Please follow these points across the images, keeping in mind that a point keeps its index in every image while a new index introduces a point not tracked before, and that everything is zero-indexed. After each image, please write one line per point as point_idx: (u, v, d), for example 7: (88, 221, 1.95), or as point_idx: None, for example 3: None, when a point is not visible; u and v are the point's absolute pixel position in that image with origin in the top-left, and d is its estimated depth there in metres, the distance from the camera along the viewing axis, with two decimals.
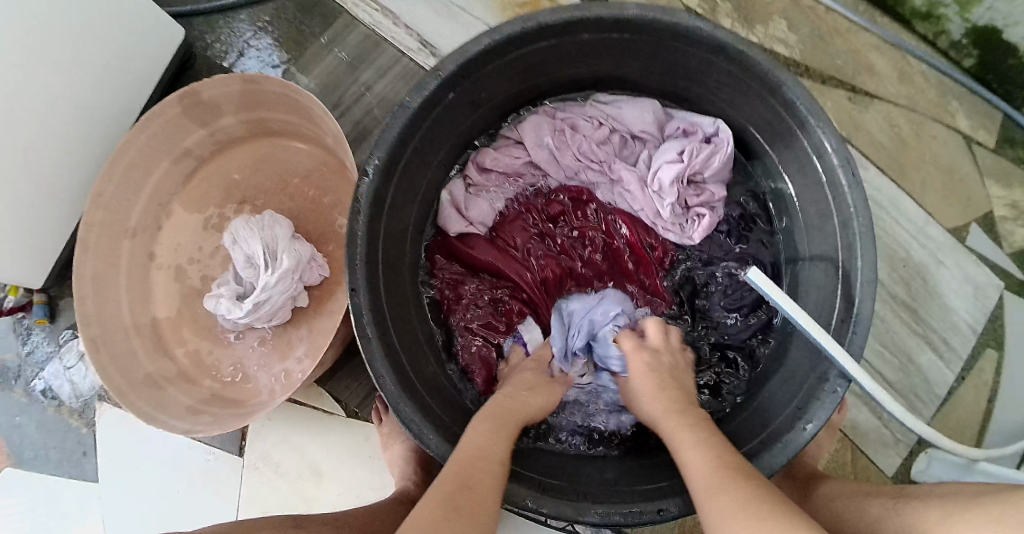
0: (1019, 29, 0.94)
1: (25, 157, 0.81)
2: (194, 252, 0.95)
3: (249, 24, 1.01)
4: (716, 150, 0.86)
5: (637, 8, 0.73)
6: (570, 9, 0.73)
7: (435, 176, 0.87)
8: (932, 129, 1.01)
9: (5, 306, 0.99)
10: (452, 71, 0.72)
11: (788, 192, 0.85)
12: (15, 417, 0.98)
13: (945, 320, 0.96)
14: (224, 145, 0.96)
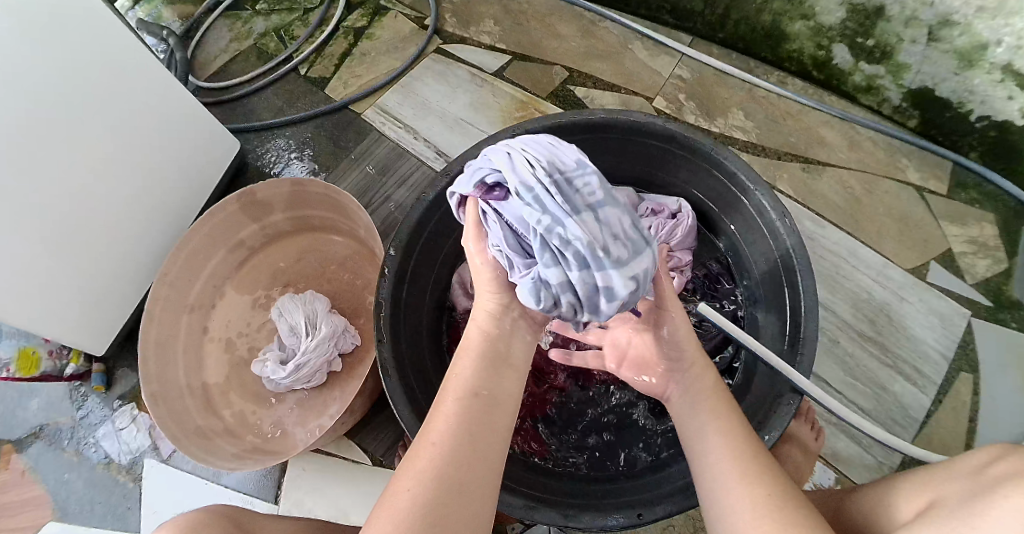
0: (948, 85, 1.07)
1: (107, 239, 1.02)
2: (243, 327, 1.11)
3: (293, 140, 1.24)
4: (679, 224, 0.98)
5: (603, 114, 0.91)
6: (553, 118, 0.91)
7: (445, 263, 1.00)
8: (885, 185, 1.14)
9: (66, 374, 1.17)
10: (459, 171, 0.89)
11: (742, 252, 0.97)
12: (65, 474, 1.12)
13: (915, 349, 1.04)
14: (273, 238, 1.14)
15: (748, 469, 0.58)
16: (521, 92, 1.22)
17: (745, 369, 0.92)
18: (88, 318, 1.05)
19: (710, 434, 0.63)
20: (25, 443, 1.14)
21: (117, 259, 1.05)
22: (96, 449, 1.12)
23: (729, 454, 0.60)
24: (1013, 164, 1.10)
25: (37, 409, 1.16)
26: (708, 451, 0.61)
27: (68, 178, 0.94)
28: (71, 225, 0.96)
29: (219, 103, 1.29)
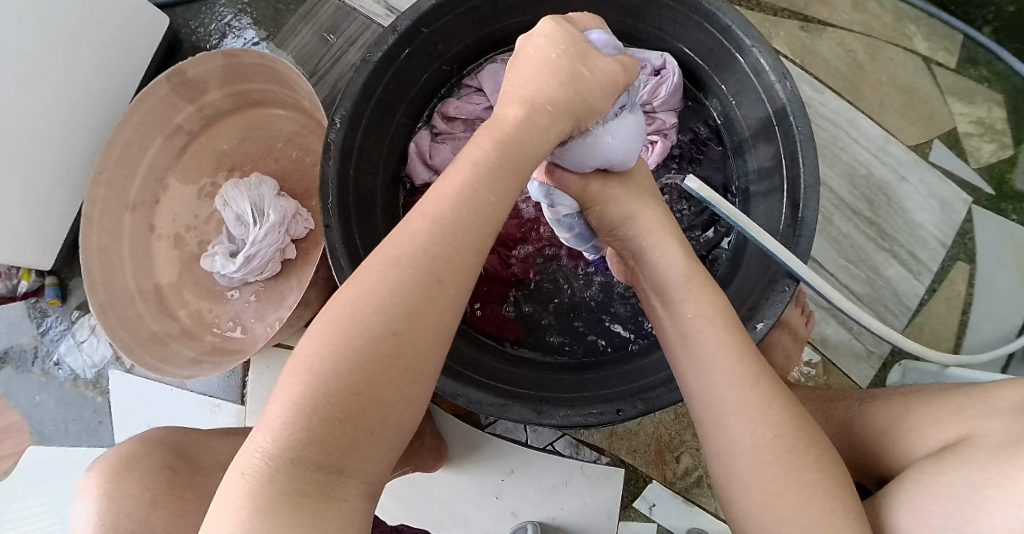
0: None
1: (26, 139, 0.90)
2: (191, 219, 1.02)
3: (228, 9, 1.08)
4: (664, 81, 0.87)
5: None
6: None
7: (399, 131, 0.88)
8: (889, 53, 1.03)
9: (18, 293, 1.08)
10: (408, 27, 0.77)
11: (736, 114, 0.87)
12: (36, 396, 1.08)
13: (911, 233, 0.98)
14: (212, 121, 1.02)
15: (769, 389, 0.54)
16: None
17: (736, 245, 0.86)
18: (25, 228, 0.96)
19: (714, 343, 0.57)
20: None
21: (46, 160, 0.94)
22: (64, 367, 1.08)
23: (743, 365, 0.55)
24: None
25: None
26: (713, 361, 0.56)
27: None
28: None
29: None
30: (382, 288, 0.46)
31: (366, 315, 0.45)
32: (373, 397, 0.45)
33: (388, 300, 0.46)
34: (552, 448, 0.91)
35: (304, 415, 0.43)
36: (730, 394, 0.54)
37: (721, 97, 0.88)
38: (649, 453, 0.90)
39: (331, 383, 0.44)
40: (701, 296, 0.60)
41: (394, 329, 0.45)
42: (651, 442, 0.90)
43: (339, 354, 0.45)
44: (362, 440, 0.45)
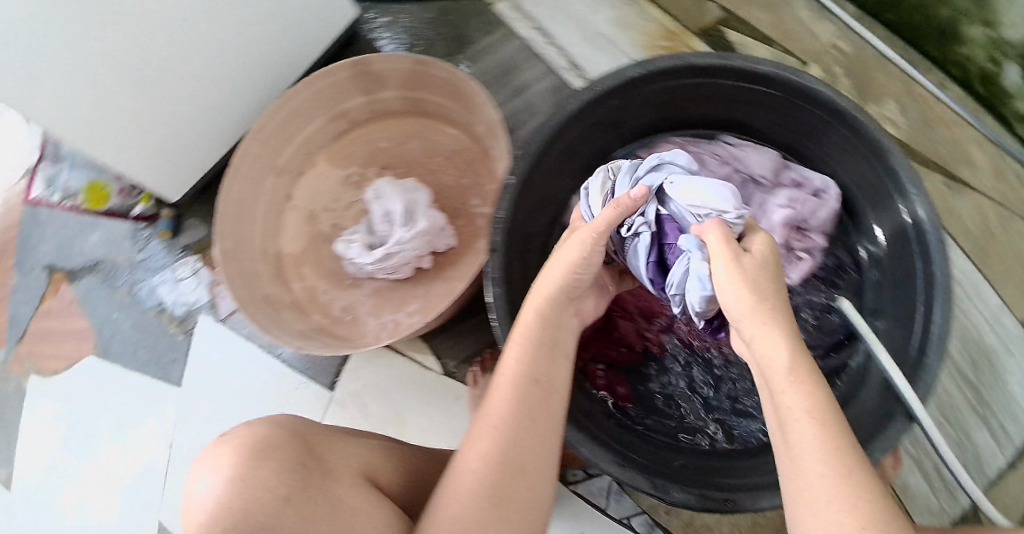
0: None
1: (195, 80, 0.92)
2: (330, 201, 1.04)
3: (417, 18, 1.13)
4: (823, 203, 0.90)
5: (770, 66, 0.81)
6: (719, 56, 0.81)
7: (569, 182, 0.92)
8: (1019, 226, 1.05)
9: (132, 215, 1.11)
10: (608, 88, 0.81)
11: (880, 252, 0.89)
12: (114, 313, 1.09)
13: (1007, 407, 1.00)
14: (376, 116, 1.05)
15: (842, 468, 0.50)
16: (671, 21, 1.11)
17: (856, 372, 0.87)
18: (162, 160, 0.97)
19: (808, 438, 0.52)
20: (79, 273, 1.10)
21: (209, 104, 0.97)
22: (150, 294, 1.08)
23: (824, 450, 0.51)
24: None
25: (95, 243, 1.10)
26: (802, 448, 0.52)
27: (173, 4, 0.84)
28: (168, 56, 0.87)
29: None
30: (514, 397, 0.67)
31: (491, 450, 0.65)
32: (516, 472, 0.65)
33: (518, 403, 0.66)
34: (627, 523, 0.90)
35: (472, 504, 0.64)
36: (820, 486, 0.50)
37: (869, 233, 0.91)
38: None
39: (480, 485, 0.64)
40: (802, 390, 0.53)
41: (509, 454, 0.65)
42: None
43: (495, 447, 0.65)
44: (518, 496, 0.65)
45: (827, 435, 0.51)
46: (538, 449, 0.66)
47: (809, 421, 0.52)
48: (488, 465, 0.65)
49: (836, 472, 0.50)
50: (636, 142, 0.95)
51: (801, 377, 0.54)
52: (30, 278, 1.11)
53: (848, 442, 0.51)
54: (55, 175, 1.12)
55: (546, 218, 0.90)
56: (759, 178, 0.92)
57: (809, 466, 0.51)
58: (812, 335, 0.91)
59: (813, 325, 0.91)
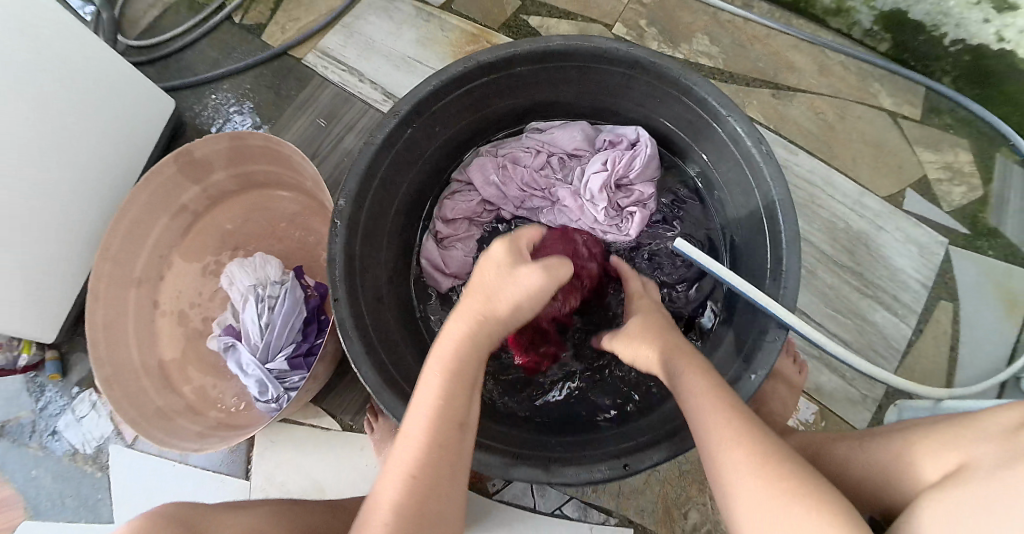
0: (920, 6, 1.01)
1: (38, 216, 0.90)
2: (194, 297, 1.05)
3: (231, 93, 1.15)
4: (637, 153, 0.94)
5: (561, 39, 0.84)
6: (506, 46, 0.84)
7: (402, 206, 0.94)
8: (856, 110, 1.08)
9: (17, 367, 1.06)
10: (408, 110, 0.82)
11: (713, 175, 0.93)
12: (32, 470, 1.06)
13: (893, 278, 0.98)
14: (217, 200, 1.09)
15: (783, 485, 0.54)
16: (471, 25, 1.16)
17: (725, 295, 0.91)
18: (31, 305, 0.94)
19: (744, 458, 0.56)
20: None
21: (69, 240, 0.96)
22: (61, 441, 1.06)
23: (755, 460, 0.56)
24: (985, 88, 1.05)
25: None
26: (728, 460, 0.57)
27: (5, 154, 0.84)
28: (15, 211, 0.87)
29: (150, 61, 1.17)
30: (435, 423, 0.59)
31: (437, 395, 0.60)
32: (428, 518, 0.56)
33: (436, 426, 0.58)
34: (560, 513, 0.90)
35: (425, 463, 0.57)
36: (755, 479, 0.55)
37: (695, 159, 0.94)
38: (657, 512, 0.89)
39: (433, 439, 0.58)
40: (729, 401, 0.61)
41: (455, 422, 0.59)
42: (657, 501, 0.90)
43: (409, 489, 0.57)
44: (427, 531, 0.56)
45: (759, 448, 0.57)
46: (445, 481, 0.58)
47: (735, 435, 0.58)
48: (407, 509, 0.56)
49: (790, 492, 0.54)
50: (455, 156, 1.00)
51: (724, 400, 0.61)
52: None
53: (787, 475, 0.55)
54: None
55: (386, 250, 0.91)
56: (572, 151, 0.99)
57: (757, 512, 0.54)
58: (670, 273, 0.95)
59: (668, 265, 0.96)
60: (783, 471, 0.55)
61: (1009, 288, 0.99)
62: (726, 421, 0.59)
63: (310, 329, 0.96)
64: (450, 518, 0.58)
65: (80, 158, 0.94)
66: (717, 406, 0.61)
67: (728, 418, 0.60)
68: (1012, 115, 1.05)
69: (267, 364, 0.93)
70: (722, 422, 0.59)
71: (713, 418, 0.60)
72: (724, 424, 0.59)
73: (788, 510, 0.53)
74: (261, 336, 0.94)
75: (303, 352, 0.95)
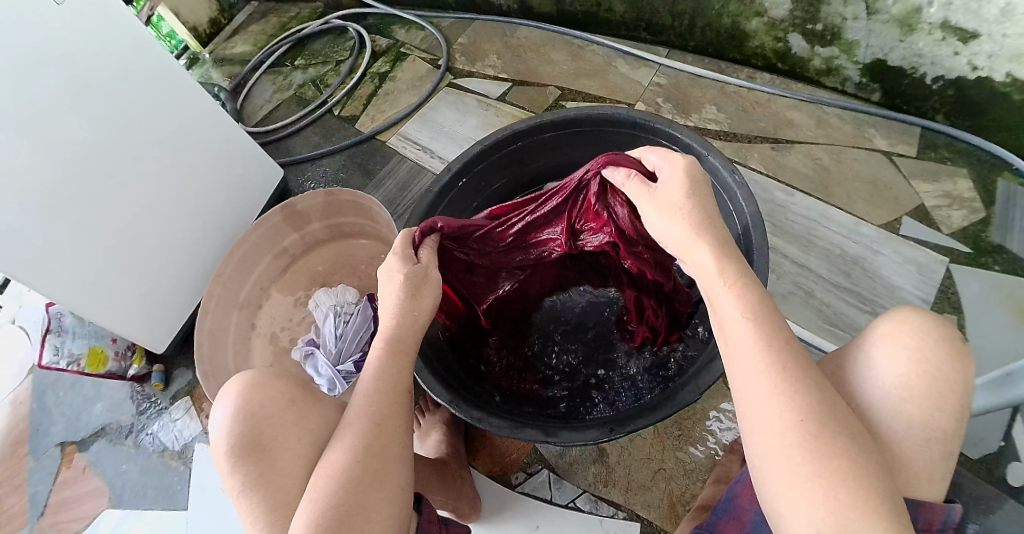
0: (896, 54, 1.15)
1: (169, 245, 1.19)
2: (285, 321, 1.30)
3: (328, 168, 1.46)
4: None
5: (574, 110, 1.12)
6: (533, 118, 1.14)
7: None
8: (852, 153, 1.21)
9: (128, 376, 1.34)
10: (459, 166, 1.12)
11: None
12: (122, 465, 1.27)
13: (892, 296, 1.05)
14: (311, 246, 1.35)
15: (827, 466, 0.54)
16: (521, 111, 1.42)
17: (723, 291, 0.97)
18: (150, 315, 1.20)
19: (803, 453, 0.54)
20: (88, 441, 1.31)
21: (192, 268, 1.25)
22: (153, 440, 1.29)
23: (803, 435, 0.55)
24: (976, 118, 1.15)
25: (100, 411, 1.34)
26: (773, 428, 0.56)
27: (156, 201, 1.14)
28: (154, 241, 1.16)
29: (266, 143, 1.51)
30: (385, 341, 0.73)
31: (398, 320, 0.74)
32: (388, 402, 0.71)
33: (388, 340, 0.73)
34: (573, 505, 0.99)
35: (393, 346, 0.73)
36: (802, 466, 0.54)
37: None
38: (662, 507, 0.96)
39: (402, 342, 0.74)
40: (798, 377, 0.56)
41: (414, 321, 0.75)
42: (664, 496, 0.97)
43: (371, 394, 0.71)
44: (385, 428, 0.69)
45: (812, 420, 0.55)
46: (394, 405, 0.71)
47: (795, 402, 0.56)
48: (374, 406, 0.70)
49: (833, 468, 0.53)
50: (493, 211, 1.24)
51: (781, 358, 0.57)
52: (45, 457, 1.30)
53: (845, 472, 0.53)
54: (60, 343, 1.29)
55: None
56: None
57: (802, 498, 0.54)
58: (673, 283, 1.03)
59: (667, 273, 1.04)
60: (835, 454, 0.54)
61: (1017, 300, 1.02)
62: (781, 385, 0.56)
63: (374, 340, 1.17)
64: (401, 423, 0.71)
65: (207, 205, 1.24)
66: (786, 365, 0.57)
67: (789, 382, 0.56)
68: (1007, 139, 1.13)
69: (337, 366, 1.12)
70: (779, 385, 0.56)
71: (769, 379, 0.56)
72: (780, 388, 0.56)
73: (834, 496, 0.53)
74: (335, 344, 1.14)
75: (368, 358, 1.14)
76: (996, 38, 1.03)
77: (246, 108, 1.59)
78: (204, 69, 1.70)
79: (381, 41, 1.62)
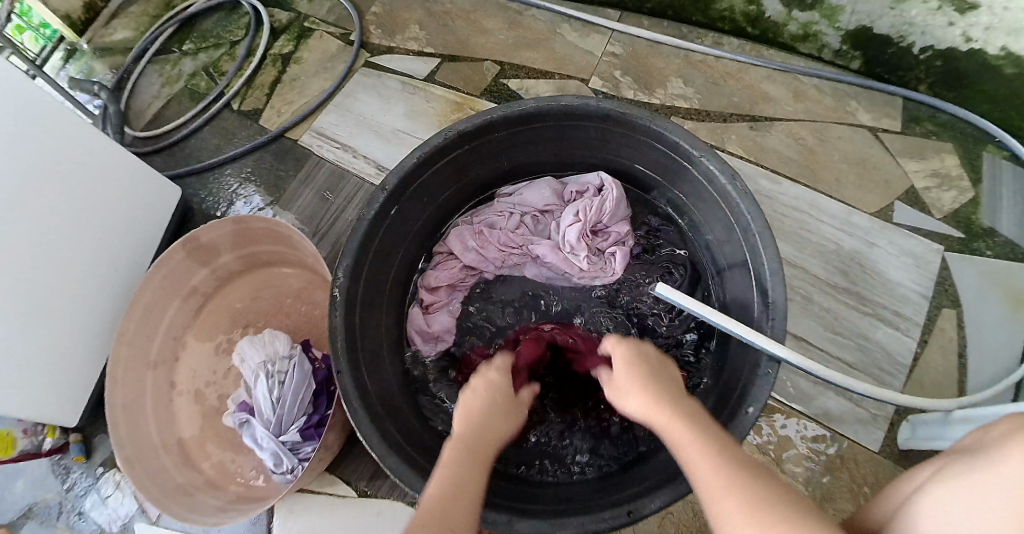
0: (885, 22, 1.06)
1: (51, 304, 0.95)
2: (209, 375, 1.09)
3: (234, 176, 1.22)
4: (606, 198, 0.98)
5: (532, 102, 0.89)
6: (480, 115, 0.90)
7: (399, 274, 0.99)
8: (836, 130, 1.12)
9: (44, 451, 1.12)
10: (395, 183, 0.89)
11: (682, 202, 0.97)
12: None
13: (891, 293, 1.01)
14: (223, 280, 1.14)
15: None
16: (455, 93, 1.21)
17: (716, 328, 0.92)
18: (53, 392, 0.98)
19: None
20: (14, 524, 1.08)
21: (89, 327, 1.02)
22: (88, 519, 1.08)
23: None
24: (961, 89, 1.08)
25: (21, 489, 1.10)
26: None
27: (29, 258, 0.91)
28: (38, 306, 0.93)
29: (156, 148, 1.24)
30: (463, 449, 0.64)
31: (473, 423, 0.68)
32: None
33: (465, 444, 0.65)
34: None
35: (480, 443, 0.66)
36: None
37: (669, 196, 0.99)
38: None
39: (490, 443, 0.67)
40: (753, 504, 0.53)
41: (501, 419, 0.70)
42: None
43: (453, 456, 0.63)
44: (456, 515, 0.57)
45: None
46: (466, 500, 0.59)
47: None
48: (441, 500, 0.58)
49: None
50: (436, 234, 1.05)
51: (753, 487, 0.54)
52: None
53: None
54: None
55: (389, 295, 0.97)
56: (545, 208, 1.03)
57: None
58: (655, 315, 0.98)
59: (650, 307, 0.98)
60: None
61: (1012, 288, 1.00)
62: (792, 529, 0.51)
63: (320, 399, 1.00)
64: (475, 490, 0.60)
65: (93, 249, 1.00)
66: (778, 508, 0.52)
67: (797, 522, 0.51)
68: (993, 112, 1.07)
69: (281, 437, 0.96)
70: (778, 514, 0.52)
71: (770, 514, 0.52)
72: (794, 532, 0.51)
73: None
74: (273, 410, 0.97)
75: (314, 423, 0.98)
76: (996, 11, 0.95)
77: (134, 109, 1.30)
78: (83, 61, 1.35)
79: (281, 15, 1.34)
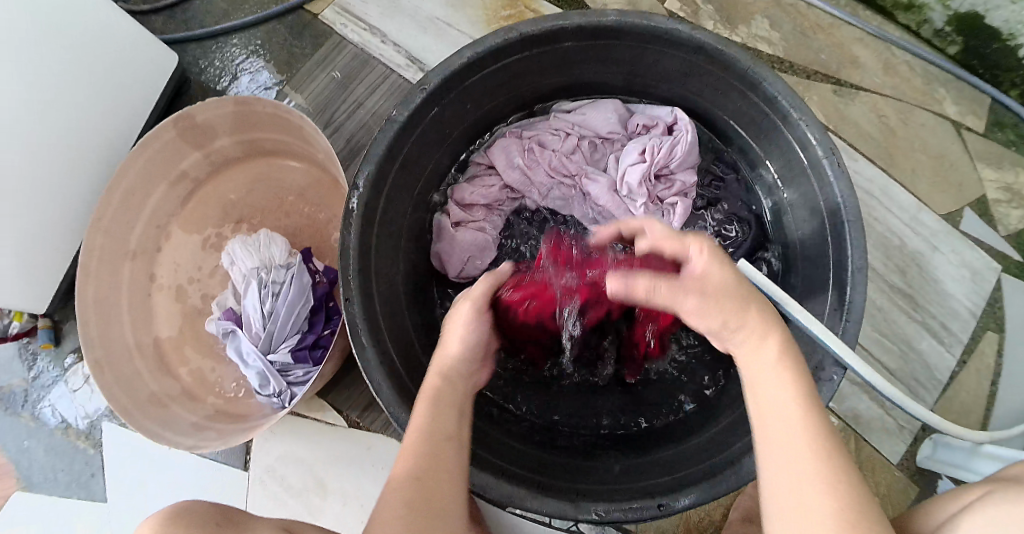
0: (1003, 10, 0.93)
1: (9, 173, 0.81)
2: (193, 271, 0.97)
3: (240, 48, 1.05)
4: (677, 140, 0.88)
5: (615, 14, 0.74)
6: (552, 18, 0.74)
7: (431, 178, 0.89)
8: (919, 117, 1.01)
9: (9, 333, 1.01)
10: (438, 84, 0.74)
11: (763, 160, 0.87)
12: (24, 441, 1.00)
13: (943, 305, 0.95)
14: (220, 167, 0.99)
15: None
16: None
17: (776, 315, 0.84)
18: (15, 273, 0.88)
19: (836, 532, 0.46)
20: None
21: (56, 201, 0.89)
22: (53, 412, 1.00)
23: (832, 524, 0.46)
24: None
25: None
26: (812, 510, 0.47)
27: None
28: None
29: (159, 8, 1.08)
30: (426, 411, 0.60)
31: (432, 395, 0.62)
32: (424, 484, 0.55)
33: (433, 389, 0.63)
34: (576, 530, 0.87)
35: (433, 397, 0.62)
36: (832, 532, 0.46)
37: (747, 149, 0.88)
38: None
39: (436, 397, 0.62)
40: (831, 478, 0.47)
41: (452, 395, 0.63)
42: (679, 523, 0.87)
43: (428, 401, 0.62)
44: (439, 469, 0.57)
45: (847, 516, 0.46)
46: (442, 451, 0.58)
47: (823, 461, 0.48)
48: (421, 455, 0.57)
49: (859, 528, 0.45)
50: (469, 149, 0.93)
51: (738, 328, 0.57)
52: None
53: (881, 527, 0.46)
54: None
55: (415, 205, 0.86)
56: (607, 135, 0.92)
57: None
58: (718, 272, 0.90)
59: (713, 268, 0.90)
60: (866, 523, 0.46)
61: None
62: (800, 412, 0.51)
63: (317, 319, 0.88)
64: (452, 434, 0.59)
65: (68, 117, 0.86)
66: (790, 394, 0.52)
67: (815, 426, 0.50)
68: None
69: (269, 356, 0.85)
70: (794, 384, 0.52)
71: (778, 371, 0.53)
72: (809, 434, 0.49)
73: None
74: (263, 324, 0.86)
75: (309, 345, 0.86)
76: None
77: None
78: None
79: None
